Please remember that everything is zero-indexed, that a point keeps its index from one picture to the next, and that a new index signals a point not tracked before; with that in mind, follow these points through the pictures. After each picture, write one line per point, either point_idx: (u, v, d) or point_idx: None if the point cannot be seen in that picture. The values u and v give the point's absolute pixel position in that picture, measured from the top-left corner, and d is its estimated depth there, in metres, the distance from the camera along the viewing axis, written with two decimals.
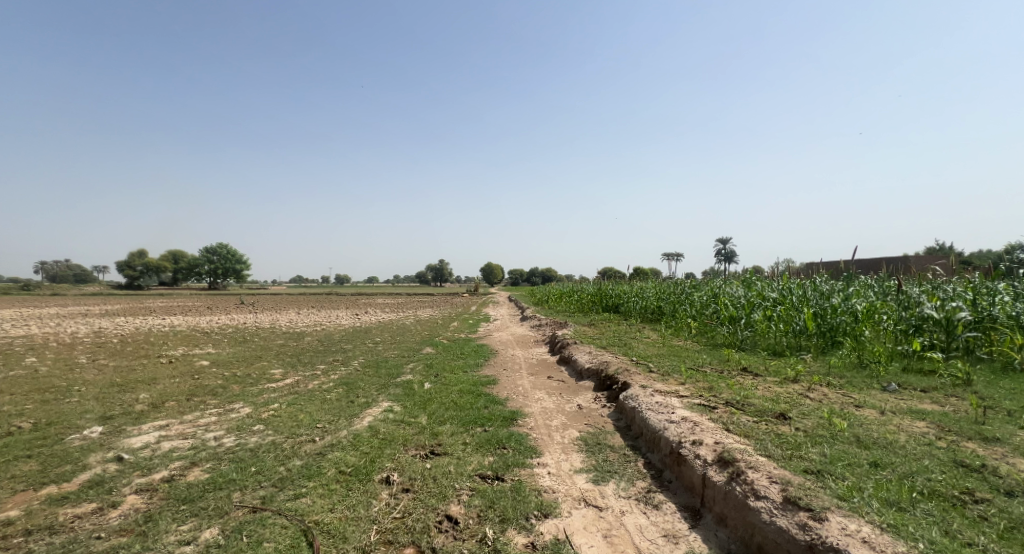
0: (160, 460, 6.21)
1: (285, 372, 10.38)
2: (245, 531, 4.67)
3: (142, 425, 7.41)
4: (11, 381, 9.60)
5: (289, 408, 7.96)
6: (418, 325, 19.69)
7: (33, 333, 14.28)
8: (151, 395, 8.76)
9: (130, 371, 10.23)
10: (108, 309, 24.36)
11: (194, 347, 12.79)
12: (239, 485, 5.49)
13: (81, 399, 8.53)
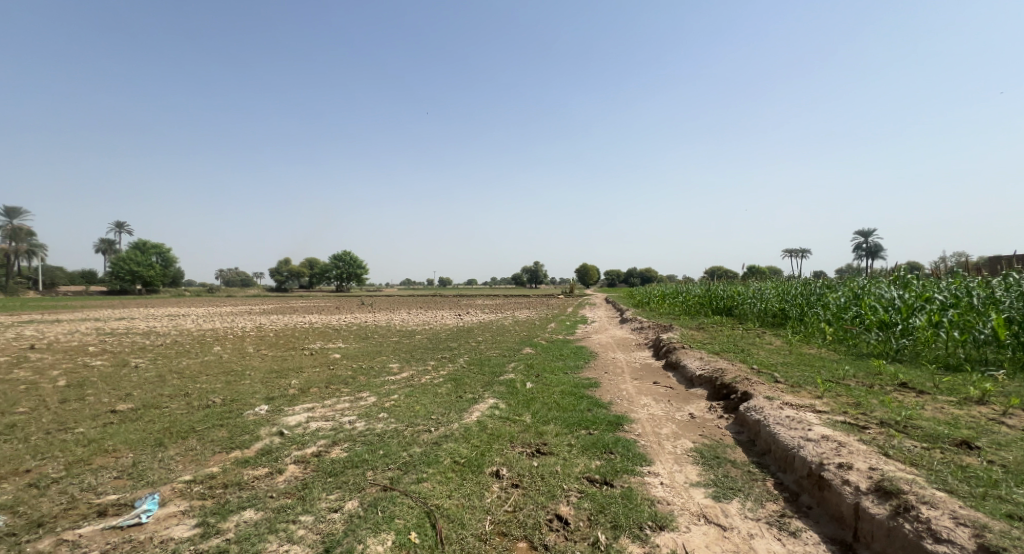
0: (310, 437, 7.00)
1: (402, 365, 11.17)
2: (380, 506, 5.04)
3: (295, 406, 8.44)
4: (204, 364, 11.62)
5: (408, 399, 8.51)
6: (518, 326, 19.98)
7: (214, 326, 17.19)
8: (299, 381, 9.94)
9: (283, 360, 11.78)
10: (263, 309, 28.48)
11: (328, 341, 14.35)
12: (371, 465, 5.98)
13: (250, 381, 10.03)
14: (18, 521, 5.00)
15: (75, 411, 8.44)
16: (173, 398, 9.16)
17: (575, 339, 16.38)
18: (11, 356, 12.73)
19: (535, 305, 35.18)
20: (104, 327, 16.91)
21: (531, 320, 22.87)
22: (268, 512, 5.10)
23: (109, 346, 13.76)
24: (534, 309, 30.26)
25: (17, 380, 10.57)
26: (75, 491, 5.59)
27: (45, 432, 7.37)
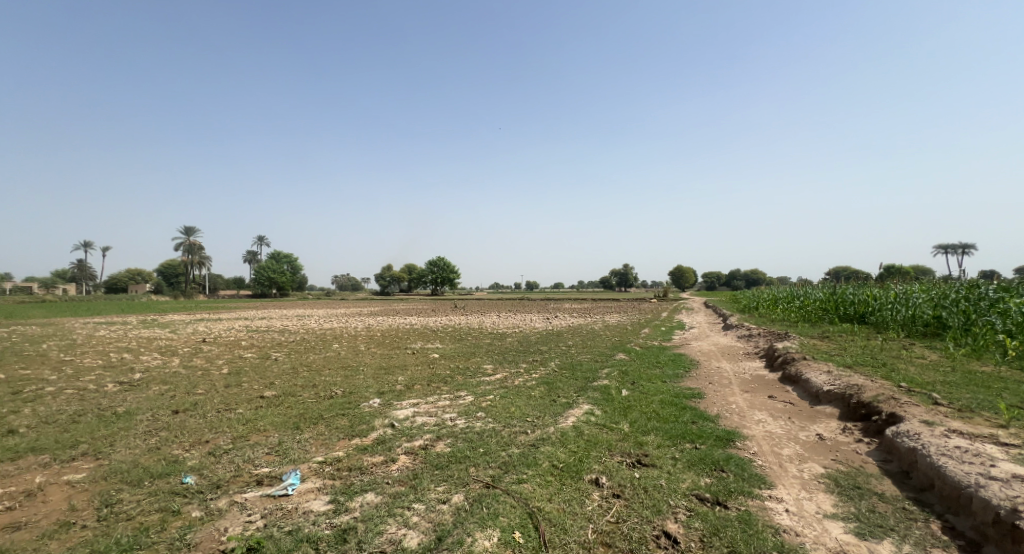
0: (417, 430, 7.27)
1: (496, 367, 11.26)
2: (484, 502, 5.03)
3: (403, 401, 8.86)
4: (326, 359, 12.78)
5: (503, 401, 8.50)
6: (611, 330, 19.26)
7: (331, 326, 18.89)
8: (404, 378, 10.43)
9: (388, 358, 12.50)
10: (372, 312, 30.94)
11: (427, 342, 14.98)
12: (474, 462, 6.02)
13: (363, 376, 10.77)
14: (202, 481, 6.01)
15: (236, 394, 9.98)
16: (304, 388, 10.19)
17: (674, 346, 15.34)
18: (187, 347, 15.09)
19: (632, 309, 33.92)
20: (251, 324, 19.40)
21: (623, 324, 22.00)
22: (386, 496, 5.36)
23: (255, 340, 15.71)
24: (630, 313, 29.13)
25: (191, 367, 12.48)
26: (239, 462, 6.55)
27: (216, 411, 8.88)
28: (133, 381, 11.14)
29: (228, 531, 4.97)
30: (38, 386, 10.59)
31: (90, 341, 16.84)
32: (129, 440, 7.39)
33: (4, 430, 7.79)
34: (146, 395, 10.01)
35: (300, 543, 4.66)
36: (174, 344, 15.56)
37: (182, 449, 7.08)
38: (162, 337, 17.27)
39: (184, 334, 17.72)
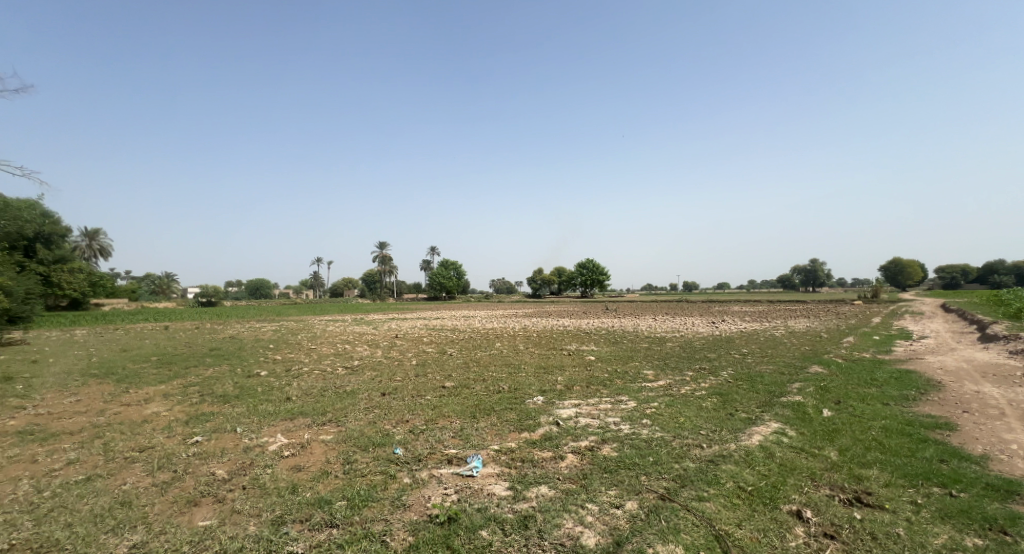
0: (581, 431, 7.32)
1: (657, 373, 10.66)
2: (661, 514, 4.85)
3: (565, 400, 8.98)
4: (492, 356, 13.69)
5: (669, 409, 7.99)
6: (799, 338, 16.56)
7: (495, 325, 20.20)
8: (563, 379, 10.53)
9: (547, 358, 12.81)
10: (527, 313, 32.41)
11: (583, 344, 14.97)
12: (645, 470, 5.80)
13: (525, 374, 11.25)
14: (407, 454, 6.99)
15: (423, 383, 11.40)
16: (476, 383, 11.12)
17: (891, 361, 12.47)
18: (385, 342, 17.71)
19: (820, 313, 29.20)
20: (431, 323, 21.88)
21: (814, 331, 18.80)
22: (559, 491, 5.53)
23: (435, 337, 17.67)
24: (817, 318, 25.02)
25: (391, 358, 14.63)
26: (432, 442, 7.46)
27: (412, 396, 10.25)
28: (353, 366, 13.63)
29: (431, 499, 5.67)
30: (298, 366, 13.76)
31: (323, 334, 20.98)
32: (358, 414, 8.96)
33: (282, 397, 10.15)
34: (362, 378, 12.10)
35: (489, 520, 5.09)
36: (377, 339, 18.43)
37: (390, 425, 8.34)
38: (367, 332, 20.63)
39: (382, 330, 20.85)
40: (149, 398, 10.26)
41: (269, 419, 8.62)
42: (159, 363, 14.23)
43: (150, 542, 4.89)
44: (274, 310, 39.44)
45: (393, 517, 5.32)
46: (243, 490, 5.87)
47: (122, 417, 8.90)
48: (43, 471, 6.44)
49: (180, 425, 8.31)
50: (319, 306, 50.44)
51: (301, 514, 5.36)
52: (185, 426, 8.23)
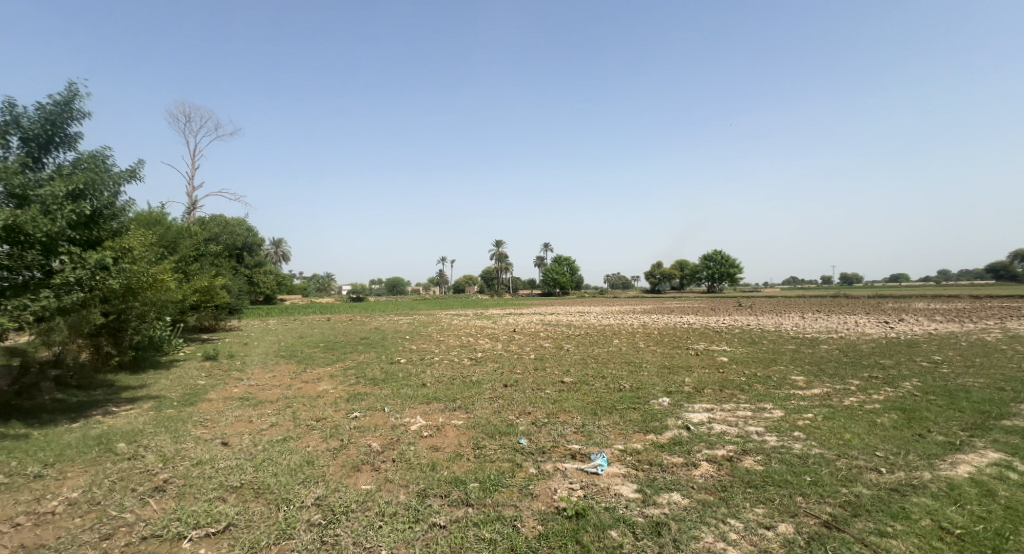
0: (716, 438, 6.83)
1: (809, 380, 9.45)
2: (828, 545, 4.33)
3: (694, 404, 8.44)
4: (611, 353, 13.38)
5: (830, 422, 7.02)
6: (1011, 345, 13.31)
7: (616, 322, 19.66)
8: (692, 380, 9.88)
9: (672, 357, 12.12)
10: (647, 309, 31.06)
11: (713, 343, 13.89)
12: (799, 490, 5.20)
13: (648, 373, 10.78)
14: (531, 445, 7.15)
15: (543, 377, 11.59)
16: (595, 380, 10.97)
17: None
18: (504, 336, 18.33)
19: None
20: (548, 318, 22.13)
21: None
22: (695, 501, 5.22)
23: (552, 332, 17.81)
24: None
25: (511, 352, 15.12)
26: (555, 435, 7.53)
27: (532, 389, 10.48)
28: (476, 358, 14.35)
29: (557, 491, 5.73)
30: (429, 355, 14.92)
31: (449, 327, 22.40)
32: (484, 402, 9.42)
33: (418, 383, 11.10)
34: (485, 369, 12.66)
35: (618, 521, 4.99)
36: (496, 333, 19.13)
37: (514, 415, 8.59)
38: (488, 326, 21.52)
39: (500, 325, 21.59)
40: (320, 377, 12.03)
41: (409, 402, 9.49)
42: (325, 348, 16.57)
43: (329, 495, 5.69)
44: (407, 305, 43.21)
45: (522, 505, 5.47)
46: (392, 463, 6.55)
47: (302, 391, 10.58)
48: (254, 430, 7.96)
49: (342, 401, 9.60)
50: (445, 301, 53.66)
51: (441, 490, 5.80)
52: (346, 403, 9.48)
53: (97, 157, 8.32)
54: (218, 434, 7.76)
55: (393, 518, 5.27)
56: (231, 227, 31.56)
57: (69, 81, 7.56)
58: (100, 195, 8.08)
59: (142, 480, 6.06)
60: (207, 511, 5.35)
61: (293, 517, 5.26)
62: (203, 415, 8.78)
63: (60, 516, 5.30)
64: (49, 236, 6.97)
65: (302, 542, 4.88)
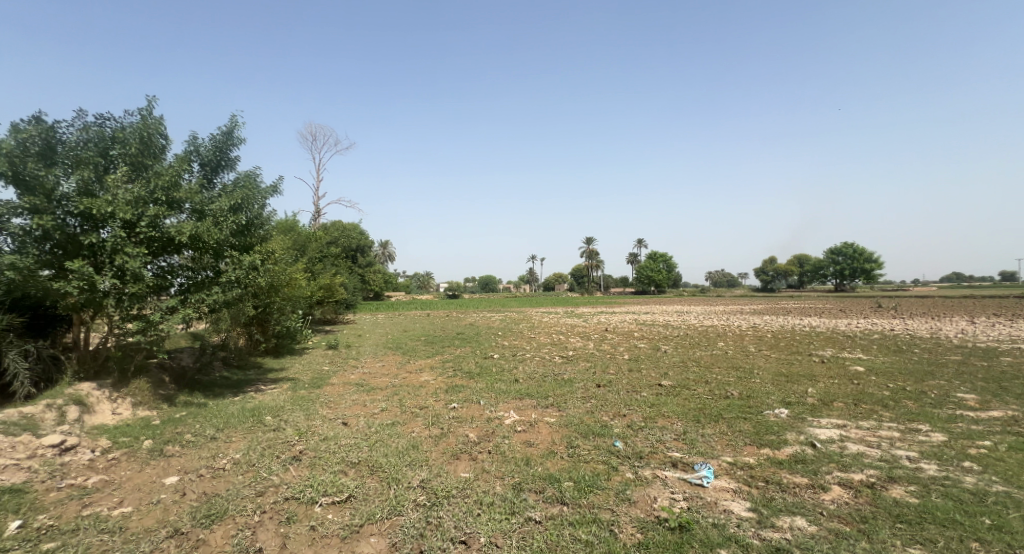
0: (850, 460, 5.92)
1: (983, 400, 7.86)
2: None
3: (821, 418, 7.42)
4: (715, 356, 12.38)
5: (1017, 456, 5.72)
6: None
7: (720, 322, 18.22)
8: (816, 391, 8.75)
9: (791, 364, 10.87)
10: (758, 309, 28.50)
11: (844, 350, 12.24)
12: (973, 535, 4.29)
13: (762, 381, 9.75)
14: (628, 448, 6.73)
15: (638, 379, 11.00)
16: (697, 385, 10.17)
17: None
18: (596, 334, 17.85)
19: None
20: (643, 317, 21.18)
21: None
22: (824, 530, 4.55)
23: (647, 332, 16.97)
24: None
25: (603, 351, 14.62)
26: (653, 440, 7.03)
27: (627, 390, 9.96)
28: (568, 356, 14.07)
29: (657, 500, 5.28)
30: (520, 352, 14.93)
31: (540, 325, 22.33)
32: (576, 401, 9.11)
33: (511, 378, 11.10)
34: (578, 368, 12.34)
35: (729, 540, 4.48)
36: (587, 331, 18.68)
37: (607, 417, 8.19)
38: (579, 325, 21.11)
39: (592, 323, 21.07)
40: (422, 368, 12.55)
41: (503, 396, 9.49)
42: (426, 342, 17.35)
43: (432, 479, 5.78)
44: (500, 303, 44.14)
45: (620, 509, 5.12)
46: (488, 454, 6.53)
47: (407, 381, 11.10)
48: (368, 413, 8.46)
49: (442, 392, 9.88)
50: (536, 299, 53.83)
51: (536, 485, 5.65)
52: (446, 394, 9.74)
53: (251, 177, 9.57)
54: (341, 414, 8.37)
55: (490, 507, 5.20)
56: (346, 230, 34.53)
57: (230, 116, 8.98)
58: (254, 207, 9.21)
59: (285, 449, 6.69)
60: (333, 482, 5.70)
61: (402, 495, 5.42)
62: (329, 397, 9.59)
63: (228, 472, 6.04)
64: (217, 242, 8.34)
65: (410, 520, 4.97)
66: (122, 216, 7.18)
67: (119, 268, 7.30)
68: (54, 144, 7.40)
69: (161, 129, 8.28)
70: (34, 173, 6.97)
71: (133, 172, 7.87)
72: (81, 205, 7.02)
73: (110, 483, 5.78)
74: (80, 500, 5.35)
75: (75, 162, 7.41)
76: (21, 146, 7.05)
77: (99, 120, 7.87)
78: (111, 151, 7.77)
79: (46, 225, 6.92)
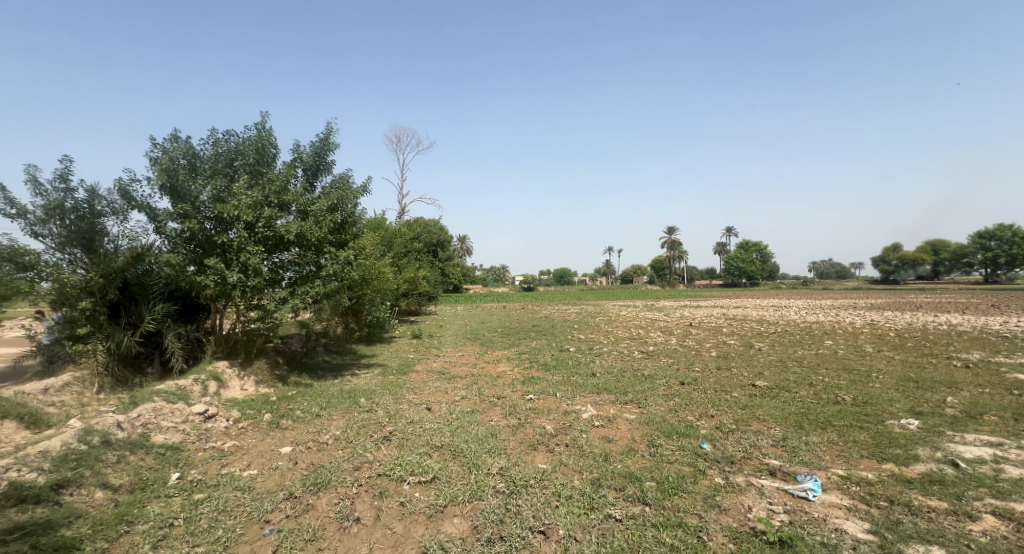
0: (1006, 486, 4.93)
1: None
2: None
3: (965, 434, 6.30)
4: (821, 357, 11.12)
5: None
6: None
7: (826, 319, 16.34)
8: (957, 401, 7.46)
9: (921, 369, 9.41)
10: (880, 304, 25.13)
11: (993, 354, 10.36)
12: None
13: (884, 386, 8.54)
14: (717, 451, 6.13)
15: (727, 378, 10.14)
16: (799, 387, 9.14)
17: None
18: (680, 329, 16.84)
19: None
20: (730, 312, 19.68)
21: None
22: None
23: (736, 328, 15.70)
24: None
25: (686, 347, 13.73)
26: (746, 444, 6.35)
27: (714, 390, 9.18)
28: (649, 351, 13.37)
29: (753, 510, 4.78)
30: (598, 345, 14.46)
31: (616, 319, 21.52)
32: (658, 399, 8.53)
33: (588, 372, 10.71)
34: (660, 364, 11.66)
35: None
36: (670, 326, 17.70)
37: (692, 417, 7.56)
38: (661, 319, 20.06)
39: (675, 317, 19.94)
40: (500, 359, 12.53)
41: (580, 390, 9.15)
42: (502, 333, 17.37)
43: (511, 468, 5.60)
44: (576, 296, 43.40)
45: (709, 516, 4.69)
46: (566, 447, 6.24)
47: (484, 371, 11.10)
48: (449, 400, 8.50)
49: (519, 383, 9.74)
50: (615, 291, 52.42)
51: (616, 482, 5.30)
52: (522, 385, 9.59)
53: (346, 179, 10.01)
54: (424, 400, 8.49)
55: (569, 500, 4.95)
56: (427, 226, 35.64)
57: (327, 122, 9.40)
58: (347, 207, 9.65)
59: (376, 429, 6.87)
60: (418, 463, 5.70)
61: (481, 481, 5.29)
62: (414, 383, 9.82)
63: (331, 446, 6.31)
64: (318, 239, 8.80)
65: (490, 506, 4.85)
66: (245, 218, 7.88)
67: (243, 264, 8.03)
68: (194, 158, 8.30)
69: (272, 138, 8.87)
70: (182, 183, 7.86)
71: (252, 178, 8.54)
72: (214, 210, 7.83)
73: (241, 449, 6.38)
74: (219, 460, 5.98)
75: (209, 172, 8.27)
76: (171, 161, 7.99)
77: (225, 134, 8.67)
78: (236, 161, 8.56)
79: (189, 227, 7.74)
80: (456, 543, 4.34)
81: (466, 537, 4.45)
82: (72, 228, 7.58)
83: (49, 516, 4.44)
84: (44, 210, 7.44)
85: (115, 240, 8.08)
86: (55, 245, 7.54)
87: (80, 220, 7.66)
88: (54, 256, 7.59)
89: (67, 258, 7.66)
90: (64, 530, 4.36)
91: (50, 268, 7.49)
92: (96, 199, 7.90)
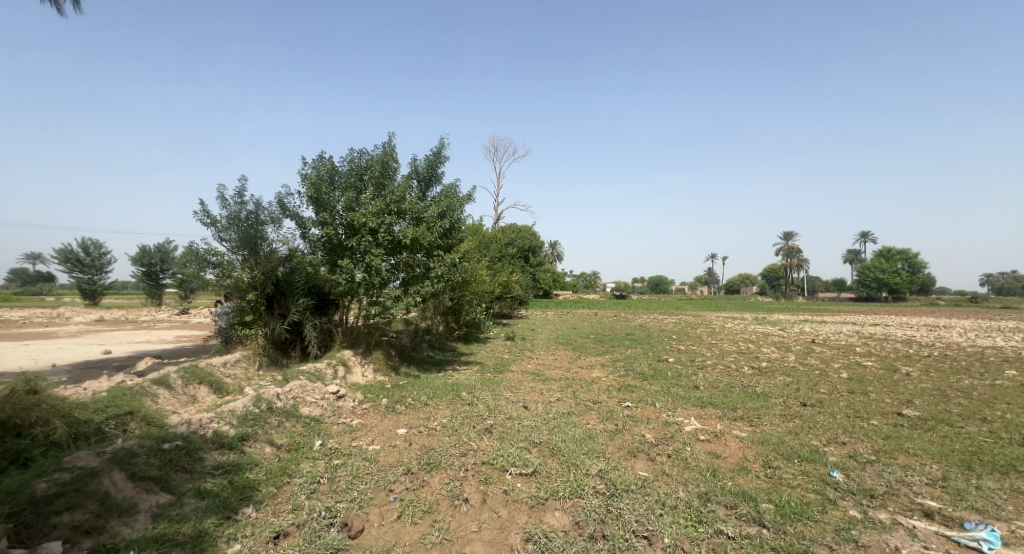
0: None
1: None
2: None
3: None
4: (1001, 389, 8.93)
5: None
6: None
7: (1000, 343, 13.26)
8: None
9: None
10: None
11: None
12: None
13: None
14: (850, 483, 4.95)
15: (863, 403, 8.48)
16: (965, 422, 7.34)
17: None
18: (799, 345, 14.79)
19: None
20: (864, 331, 16.80)
21: None
22: None
23: (875, 349, 13.30)
24: None
25: (809, 365, 11.93)
26: (891, 479, 5.07)
27: (846, 415, 7.68)
28: (762, 367, 11.83)
29: (901, 551, 3.77)
30: (702, 357, 13.17)
31: (721, 331, 19.53)
32: (774, 419, 7.28)
33: (690, 384, 9.65)
34: (775, 381, 10.17)
35: None
36: (788, 341, 15.63)
37: (819, 441, 6.33)
38: (775, 333, 17.86)
39: (793, 333, 17.63)
40: (594, 365, 11.86)
41: (681, 402, 8.18)
42: (595, 340, 16.63)
43: (611, 471, 4.96)
44: (674, 306, 41.04)
45: (842, 551, 3.78)
46: (668, 458, 5.45)
47: (579, 375, 10.51)
48: (546, 401, 8.04)
49: (614, 390, 9.00)
50: (720, 301, 48.75)
51: (727, 499, 4.47)
52: (618, 391, 8.86)
53: (454, 188, 10.12)
54: (521, 398, 8.10)
55: (674, 511, 4.24)
56: (520, 232, 35.89)
57: (440, 137, 9.55)
58: (455, 213, 9.67)
59: (477, 421, 6.56)
60: (518, 456, 5.28)
61: (581, 479, 4.73)
62: (511, 382, 9.51)
63: (439, 432, 6.13)
64: (430, 243, 8.86)
65: (590, 504, 4.28)
66: (370, 225, 8.17)
67: (366, 266, 8.33)
68: (333, 173, 8.83)
69: (395, 153, 9.16)
70: (323, 195, 8.36)
71: (376, 191, 8.83)
72: (345, 218, 8.20)
73: (365, 426, 6.45)
74: (350, 434, 6.08)
75: (343, 186, 8.71)
76: (316, 176, 8.57)
77: (357, 152, 9.13)
78: (364, 176, 8.94)
79: (327, 233, 8.21)
80: (559, 535, 3.89)
81: (568, 531, 3.98)
82: (244, 234, 8.46)
83: (238, 461, 4.82)
84: (225, 219, 8.43)
85: (271, 243, 8.83)
86: (231, 247, 8.48)
87: (248, 228, 8.48)
88: (230, 255, 8.47)
89: (240, 257, 8.50)
90: (248, 473, 4.68)
91: (225, 265, 8.34)
92: (261, 208, 8.70)
